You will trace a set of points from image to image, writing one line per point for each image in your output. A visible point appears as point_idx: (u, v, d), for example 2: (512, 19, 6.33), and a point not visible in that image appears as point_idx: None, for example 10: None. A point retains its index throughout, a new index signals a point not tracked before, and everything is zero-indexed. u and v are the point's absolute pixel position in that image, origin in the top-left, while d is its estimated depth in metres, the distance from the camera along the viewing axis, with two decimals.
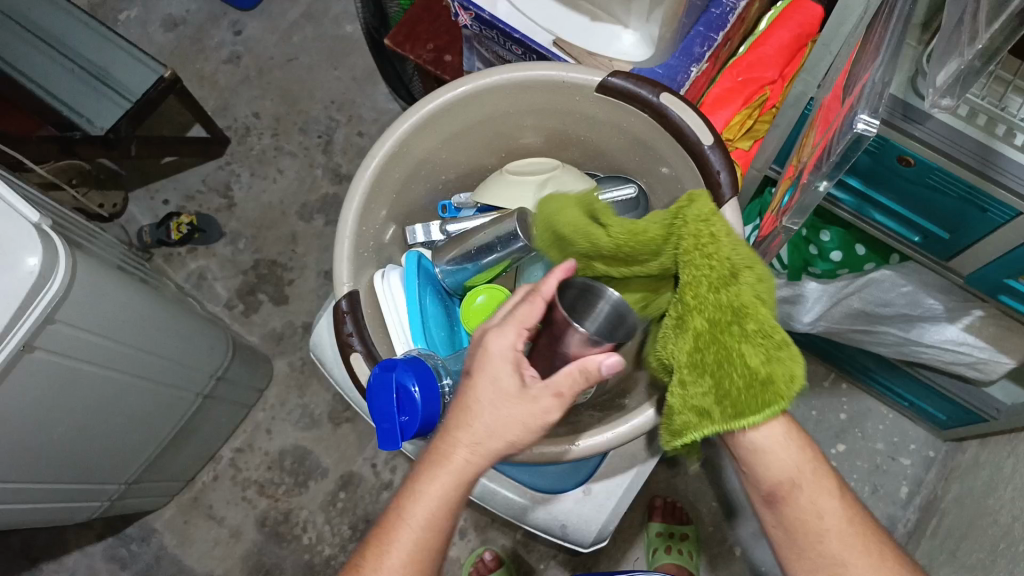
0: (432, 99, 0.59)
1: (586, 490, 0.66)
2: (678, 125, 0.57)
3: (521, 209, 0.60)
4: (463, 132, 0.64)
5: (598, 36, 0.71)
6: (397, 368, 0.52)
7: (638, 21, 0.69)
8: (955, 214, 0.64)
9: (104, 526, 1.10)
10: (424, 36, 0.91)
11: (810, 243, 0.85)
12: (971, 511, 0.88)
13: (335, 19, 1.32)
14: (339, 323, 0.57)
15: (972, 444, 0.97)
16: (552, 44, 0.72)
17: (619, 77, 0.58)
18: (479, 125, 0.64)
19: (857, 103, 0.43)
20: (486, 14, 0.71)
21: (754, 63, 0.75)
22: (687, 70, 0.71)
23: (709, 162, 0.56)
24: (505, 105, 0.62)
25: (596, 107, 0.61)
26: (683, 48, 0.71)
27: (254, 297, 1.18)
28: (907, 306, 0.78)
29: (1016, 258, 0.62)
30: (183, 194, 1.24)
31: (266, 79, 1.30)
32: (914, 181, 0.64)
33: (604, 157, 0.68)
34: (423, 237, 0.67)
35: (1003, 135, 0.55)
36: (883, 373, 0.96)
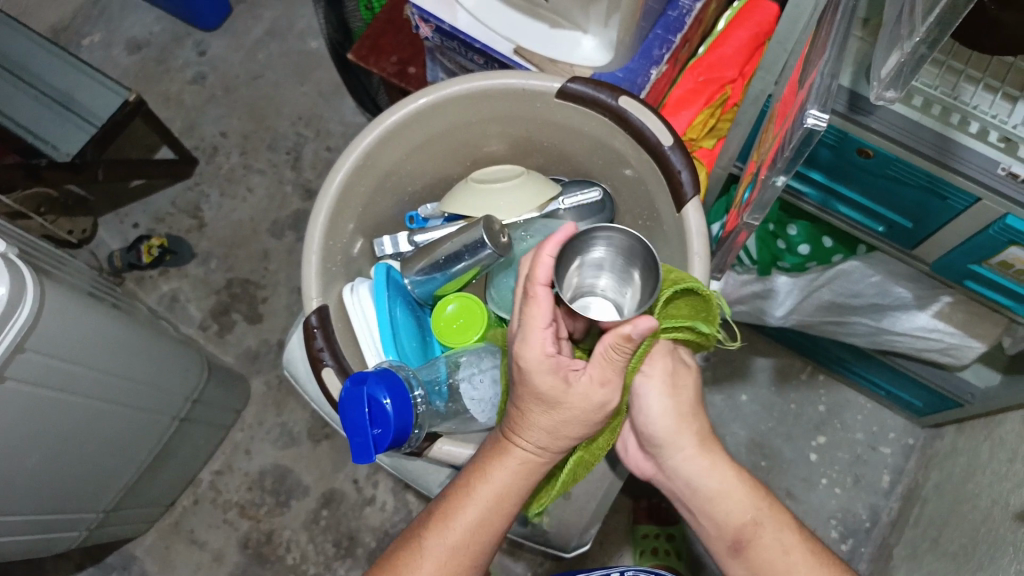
0: (395, 111, 0.60)
1: (566, 493, 0.66)
2: (639, 128, 0.58)
3: (486, 217, 0.60)
4: (428, 143, 0.64)
5: (558, 41, 0.71)
6: (368, 381, 0.51)
7: (597, 26, 0.69)
8: (918, 205, 0.65)
9: (83, 556, 1.08)
10: (388, 49, 0.91)
11: (777, 237, 0.83)
12: (952, 496, 0.89)
13: (300, 35, 1.31)
14: (310, 339, 0.57)
15: (949, 429, 0.98)
16: (512, 52, 0.73)
17: (577, 83, 0.59)
18: (443, 136, 0.65)
19: (806, 99, 0.44)
20: (446, 25, 0.72)
21: (714, 64, 0.76)
22: (647, 73, 0.72)
23: (672, 165, 0.58)
24: (468, 114, 0.63)
25: (557, 113, 0.62)
26: (642, 51, 0.73)
27: (228, 317, 1.17)
28: (876, 295, 0.80)
29: (979, 244, 0.63)
30: (153, 216, 1.22)
31: (233, 97, 1.29)
32: (874, 173, 0.65)
33: (568, 160, 0.68)
34: (391, 249, 0.67)
35: (958, 124, 0.58)
36: (859, 363, 0.97)
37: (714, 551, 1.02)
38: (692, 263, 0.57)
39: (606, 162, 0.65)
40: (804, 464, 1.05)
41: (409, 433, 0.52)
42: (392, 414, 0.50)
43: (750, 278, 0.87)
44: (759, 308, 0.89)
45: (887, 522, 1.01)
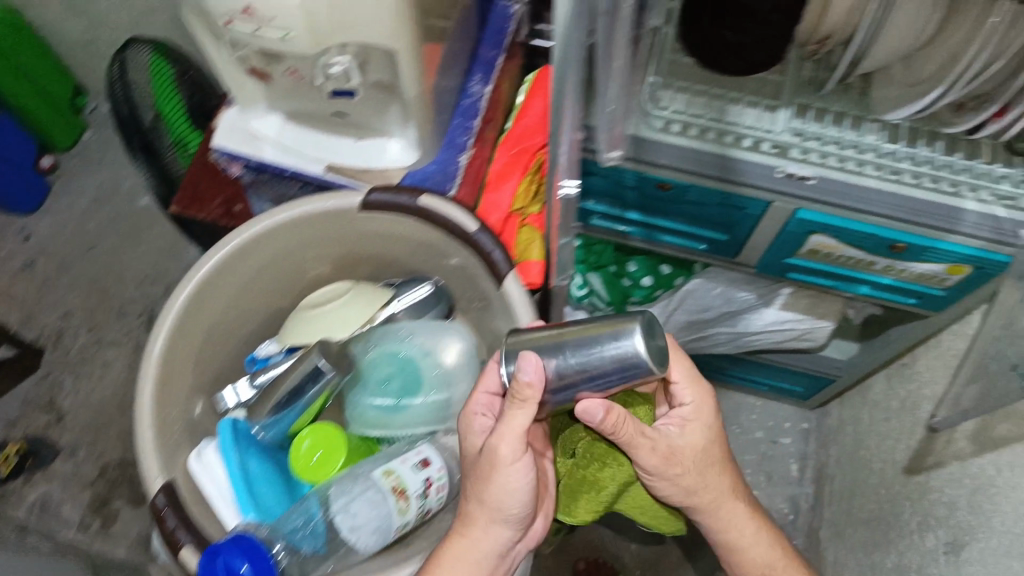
0: (204, 264, 0.63)
1: None
2: (443, 219, 0.64)
3: (320, 343, 0.64)
4: (250, 282, 0.68)
5: (363, 151, 0.72)
6: (221, 552, 0.54)
7: (398, 128, 0.71)
8: (726, 219, 0.70)
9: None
10: (210, 191, 0.83)
11: (621, 277, 0.87)
12: (851, 468, 0.93)
13: (129, 194, 1.28)
14: (161, 521, 0.57)
15: (834, 404, 1.03)
16: (325, 171, 0.73)
17: (377, 193, 0.65)
18: (263, 271, 0.69)
19: None
20: (252, 160, 0.73)
21: (523, 134, 0.81)
22: (456, 160, 0.74)
23: (483, 247, 0.63)
24: (283, 246, 0.67)
25: (365, 224, 0.67)
26: (448, 141, 0.75)
27: (109, 507, 1.08)
28: (724, 303, 0.85)
29: (786, 239, 0.69)
30: (4, 423, 1.14)
31: (69, 275, 1.23)
32: (676, 203, 0.70)
33: (396, 264, 0.73)
34: (235, 399, 0.67)
35: (733, 142, 0.63)
36: (737, 368, 1.01)
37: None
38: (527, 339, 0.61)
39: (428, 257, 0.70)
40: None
41: None
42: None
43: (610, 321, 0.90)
44: None
45: (809, 509, 1.04)
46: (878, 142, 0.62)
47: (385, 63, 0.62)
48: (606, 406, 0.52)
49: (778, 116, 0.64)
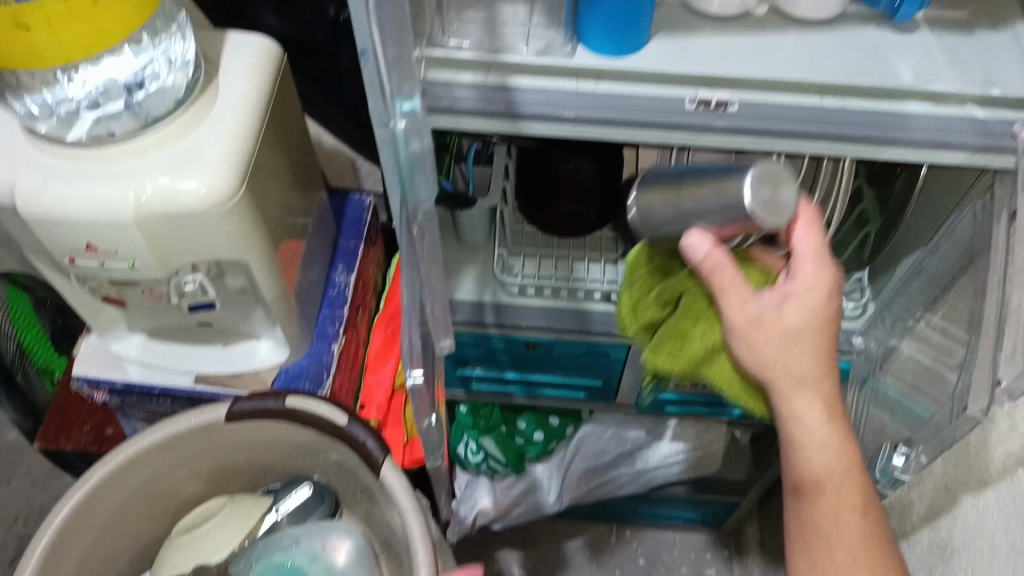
0: (61, 508, 0.61)
1: None
2: (312, 415, 0.65)
3: None
4: (117, 515, 0.67)
5: (234, 356, 0.72)
6: None
7: (266, 331, 0.72)
8: (596, 368, 0.73)
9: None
10: (78, 419, 0.79)
11: (513, 435, 0.89)
12: None
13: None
14: None
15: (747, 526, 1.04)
16: (195, 382, 0.72)
17: (242, 402, 0.65)
18: (132, 501, 0.68)
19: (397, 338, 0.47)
20: (118, 383, 0.70)
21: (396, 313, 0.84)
22: (330, 350, 0.75)
23: (356, 439, 0.64)
24: (151, 471, 0.67)
25: (235, 432, 0.68)
26: (318, 332, 0.76)
27: None
28: (618, 445, 0.88)
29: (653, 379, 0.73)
30: None
31: None
32: (544, 362, 0.74)
33: (272, 470, 0.74)
34: None
35: (585, 296, 0.67)
36: (651, 507, 1.00)
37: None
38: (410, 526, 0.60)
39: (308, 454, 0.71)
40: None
41: None
42: None
43: (512, 480, 0.90)
44: (534, 503, 0.91)
45: None
46: None
47: (241, 273, 0.63)
48: (714, 237, 0.45)
49: (620, 267, 0.69)
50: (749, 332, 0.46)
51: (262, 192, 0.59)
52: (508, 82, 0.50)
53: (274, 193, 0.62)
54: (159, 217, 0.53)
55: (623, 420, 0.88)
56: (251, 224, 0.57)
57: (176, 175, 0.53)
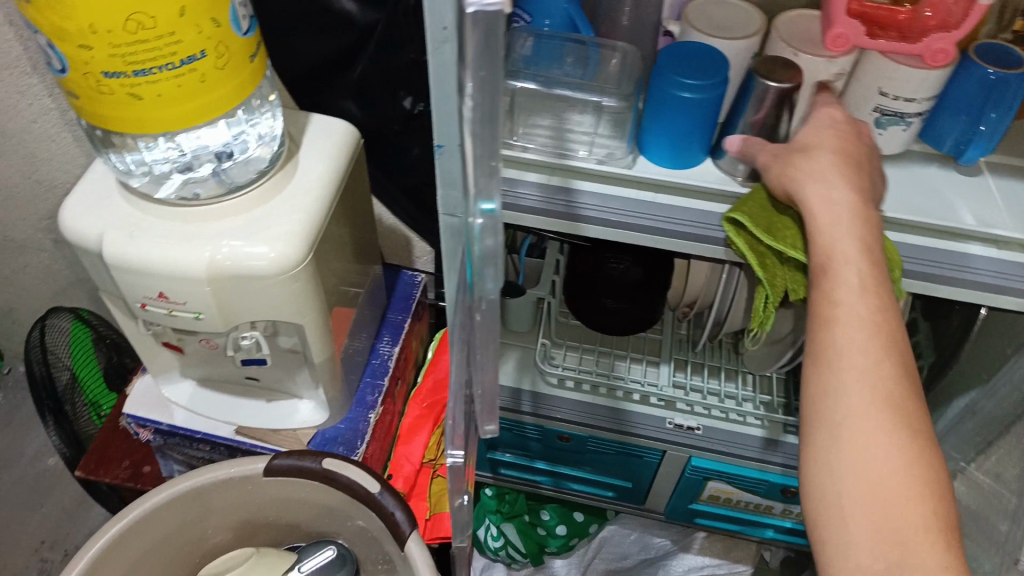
0: (93, 543, 0.63)
1: None
2: (346, 480, 0.66)
3: None
4: (144, 556, 0.68)
5: (273, 413, 0.73)
6: None
7: (308, 391, 0.73)
8: (628, 469, 0.73)
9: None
10: (118, 454, 0.81)
11: (536, 525, 0.87)
12: None
13: (34, 455, 1.16)
14: None
15: None
16: (234, 432, 0.74)
17: (282, 457, 0.67)
18: (161, 544, 0.69)
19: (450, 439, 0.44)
20: (163, 424, 0.73)
21: (433, 389, 0.85)
22: (365, 418, 0.76)
23: (385, 508, 0.65)
24: (183, 516, 0.69)
25: (268, 487, 0.69)
26: (358, 399, 0.77)
27: None
28: (641, 550, 0.87)
29: (686, 487, 0.72)
30: None
31: None
32: (576, 458, 0.74)
33: (299, 528, 0.75)
34: None
35: (624, 396, 0.68)
36: None
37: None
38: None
39: (332, 519, 0.72)
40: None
41: None
42: None
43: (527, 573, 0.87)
44: None
45: None
46: (754, 391, 0.68)
47: (293, 335, 0.66)
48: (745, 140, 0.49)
49: (661, 371, 0.70)
50: (772, 171, 0.47)
51: (324, 258, 0.63)
52: (571, 183, 0.54)
53: (336, 262, 0.66)
54: (229, 277, 0.56)
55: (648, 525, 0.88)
56: (312, 292, 0.60)
57: (249, 238, 0.56)
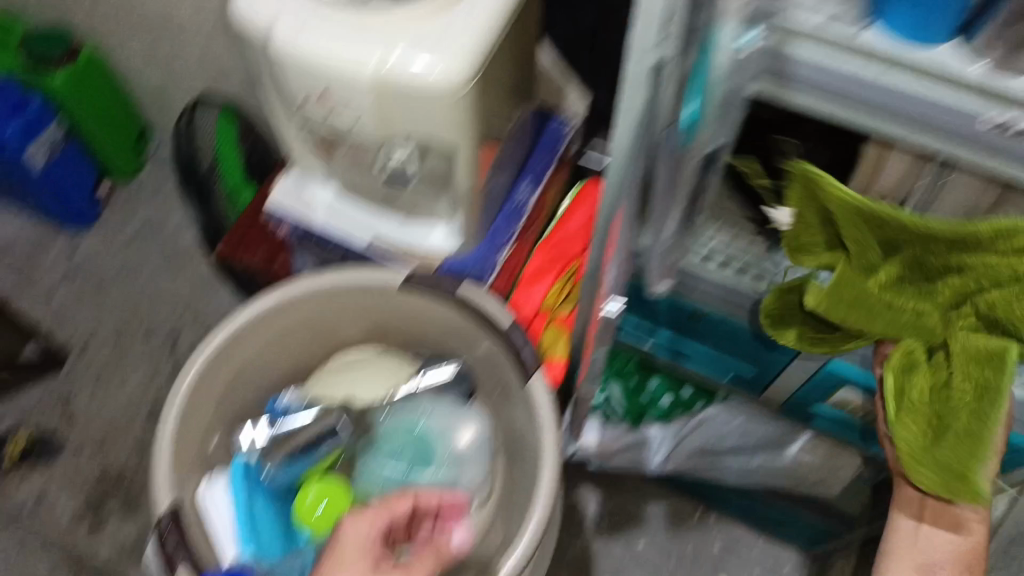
0: (238, 316, 0.67)
1: None
2: (479, 306, 0.67)
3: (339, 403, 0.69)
4: (281, 337, 0.72)
5: (412, 232, 0.76)
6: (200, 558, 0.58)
7: (446, 216, 0.75)
8: (754, 353, 0.78)
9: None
10: (257, 240, 0.81)
11: (641, 392, 0.93)
12: None
13: (172, 230, 1.20)
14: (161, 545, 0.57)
15: None
16: (369, 245, 0.76)
17: (421, 271, 0.70)
18: (297, 329, 0.73)
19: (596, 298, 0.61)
20: (304, 226, 0.75)
21: (561, 241, 0.78)
22: (495, 256, 0.76)
23: (514, 342, 0.68)
24: (319, 308, 0.72)
25: (403, 296, 0.72)
26: (490, 235, 0.77)
27: (101, 513, 0.98)
28: (743, 439, 0.88)
29: (819, 380, 0.74)
30: (18, 412, 1.06)
31: (101, 296, 1.15)
32: (706, 327, 0.82)
33: (425, 339, 0.78)
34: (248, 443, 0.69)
35: (773, 288, 0.68)
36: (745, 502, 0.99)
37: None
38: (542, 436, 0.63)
39: (455, 335, 0.75)
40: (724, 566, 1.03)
41: None
42: None
43: (624, 427, 0.89)
44: (636, 458, 0.88)
45: None
46: None
47: (442, 159, 0.64)
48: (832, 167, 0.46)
49: None
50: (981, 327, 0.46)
51: (488, 89, 0.59)
52: (787, 46, 0.40)
53: (496, 96, 0.63)
54: (392, 89, 0.54)
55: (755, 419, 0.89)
56: (471, 119, 0.58)
57: (415, 48, 0.53)
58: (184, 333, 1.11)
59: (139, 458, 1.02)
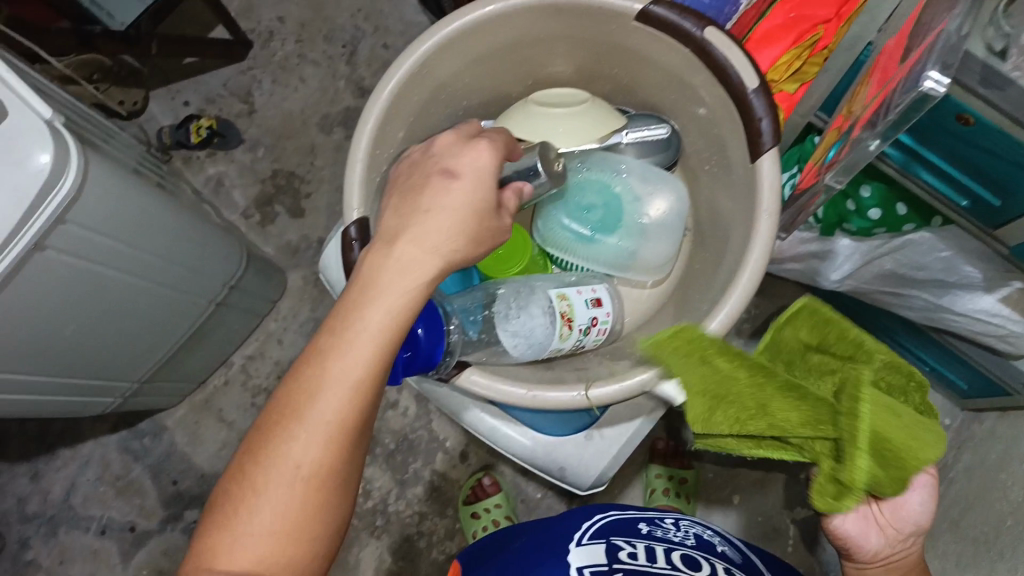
0: (458, 18, 0.69)
1: (590, 436, 0.79)
2: (725, 62, 0.65)
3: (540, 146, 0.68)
4: (487, 57, 0.74)
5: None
6: None
7: None
8: (1014, 181, 0.74)
9: (118, 419, 1.19)
10: None
11: (848, 200, 0.93)
12: (983, 484, 0.98)
13: None
14: (349, 249, 0.66)
15: (989, 415, 1.06)
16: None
17: (660, 7, 0.67)
18: (505, 50, 0.75)
19: (929, 57, 0.56)
20: None
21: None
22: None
23: (755, 109, 0.65)
24: (536, 29, 0.72)
25: (639, 38, 0.70)
26: None
27: (271, 208, 1.21)
28: (942, 271, 0.89)
29: None
30: (204, 96, 1.25)
31: None
32: (971, 142, 0.74)
33: (636, 95, 0.79)
34: None
35: None
36: (907, 336, 1.06)
37: (724, 502, 1.12)
38: (762, 218, 0.64)
39: (679, 98, 0.75)
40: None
41: (433, 357, 0.62)
42: (422, 338, 0.61)
43: (811, 237, 0.97)
44: (814, 269, 0.99)
45: None
46: None
47: None
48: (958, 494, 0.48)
49: None
50: None
51: None
52: None
53: None
54: None
55: (966, 252, 0.87)
56: None
57: None
58: (362, 41, 1.26)
59: (309, 158, 1.22)
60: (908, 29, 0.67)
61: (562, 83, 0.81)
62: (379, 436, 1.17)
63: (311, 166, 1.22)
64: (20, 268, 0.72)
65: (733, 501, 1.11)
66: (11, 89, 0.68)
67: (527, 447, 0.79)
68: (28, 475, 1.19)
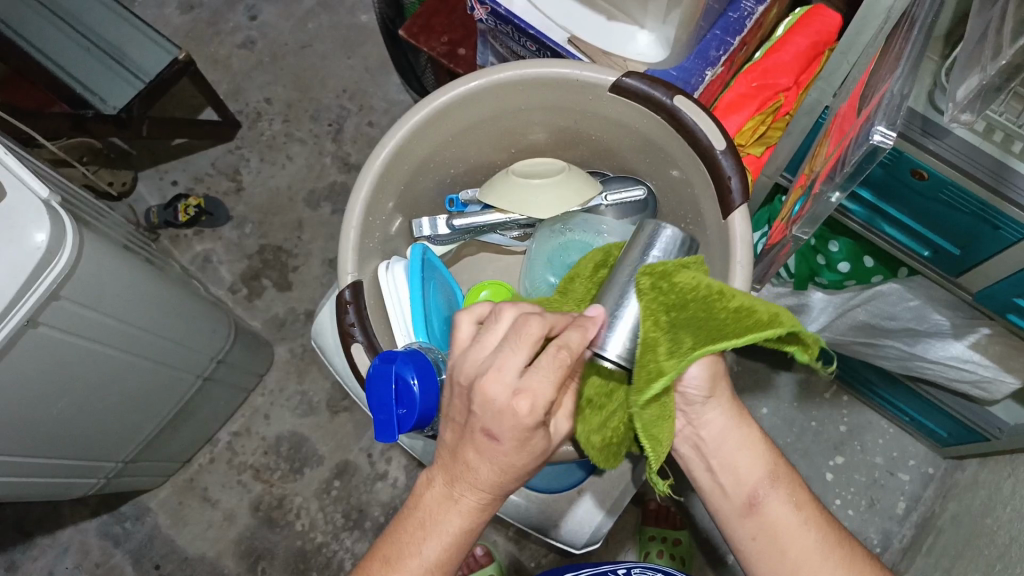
0: (444, 92, 0.72)
1: (580, 491, 0.79)
2: (691, 123, 0.70)
3: (533, 194, 0.79)
4: (473, 126, 0.78)
5: (617, 34, 0.81)
6: (396, 361, 0.62)
7: (655, 23, 0.78)
8: (969, 230, 0.78)
9: (99, 503, 1.18)
10: (439, 29, 0.98)
11: (818, 253, 1.01)
12: (965, 532, 0.99)
13: (351, 8, 1.39)
14: (344, 312, 0.70)
15: (970, 463, 1.08)
16: (567, 41, 0.83)
17: (632, 78, 0.71)
18: (491, 120, 0.79)
19: (877, 113, 0.57)
20: (502, 8, 0.82)
21: (770, 70, 0.86)
22: (702, 73, 0.81)
23: (724, 169, 0.69)
24: (522, 102, 0.77)
25: (611, 106, 0.74)
26: (700, 52, 0.82)
27: (258, 282, 1.25)
28: (913, 319, 0.93)
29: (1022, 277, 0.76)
30: (192, 175, 1.31)
31: (280, 65, 1.38)
32: (928, 197, 0.78)
33: (614, 158, 0.84)
34: (429, 229, 0.82)
35: (1018, 151, 0.68)
36: (886, 387, 1.08)
37: (718, 564, 1.11)
38: (735, 270, 0.66)
39: (653, 161, 0.79)
40: (820, 483, 1.17)
41: (428, 414, 0.62)
42: (417, 393, 0.61)
43: (785, 291, 1.03)
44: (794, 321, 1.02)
45: (900, 546, 1.12)
46: None
47: None
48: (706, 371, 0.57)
49: None
50: None
51: None
52: None
53: None
54: None
55: (935, 301, 0.91)
56: None
57: None
58: (347, 119, 1.33)
59: (294, 234, 1.27)
60: (858, 91, 0.70)
61: (543, 150, 0.86)
62: (367, 510, 1.15)
63: (298, 241, 1.27)
64: (11, 346, 0.72)
65: (727, 561, 1.10)
66: (12, 171, 0.70)
67: (523, 505, 0.79)
68: (5, 566, 1.17)
